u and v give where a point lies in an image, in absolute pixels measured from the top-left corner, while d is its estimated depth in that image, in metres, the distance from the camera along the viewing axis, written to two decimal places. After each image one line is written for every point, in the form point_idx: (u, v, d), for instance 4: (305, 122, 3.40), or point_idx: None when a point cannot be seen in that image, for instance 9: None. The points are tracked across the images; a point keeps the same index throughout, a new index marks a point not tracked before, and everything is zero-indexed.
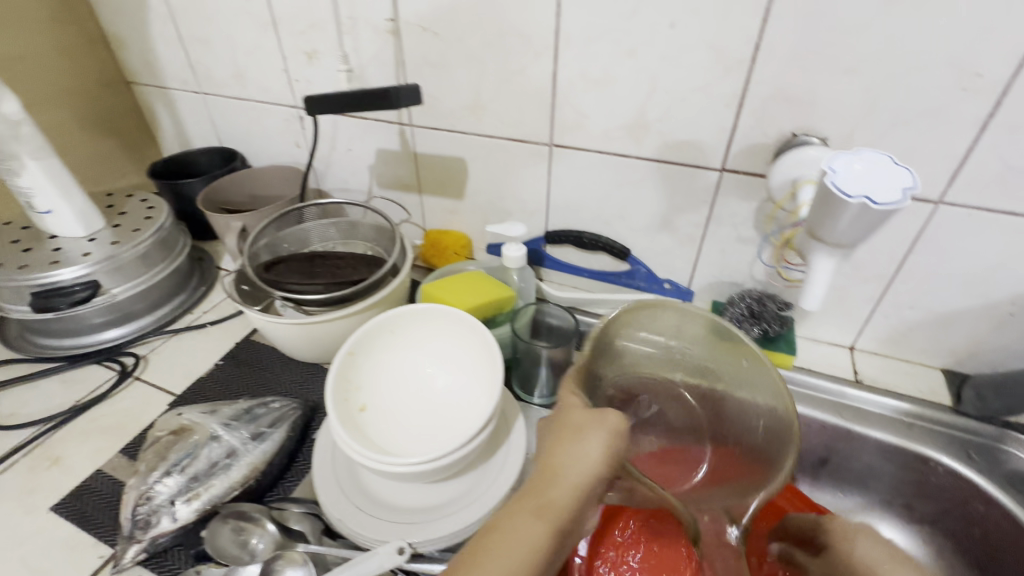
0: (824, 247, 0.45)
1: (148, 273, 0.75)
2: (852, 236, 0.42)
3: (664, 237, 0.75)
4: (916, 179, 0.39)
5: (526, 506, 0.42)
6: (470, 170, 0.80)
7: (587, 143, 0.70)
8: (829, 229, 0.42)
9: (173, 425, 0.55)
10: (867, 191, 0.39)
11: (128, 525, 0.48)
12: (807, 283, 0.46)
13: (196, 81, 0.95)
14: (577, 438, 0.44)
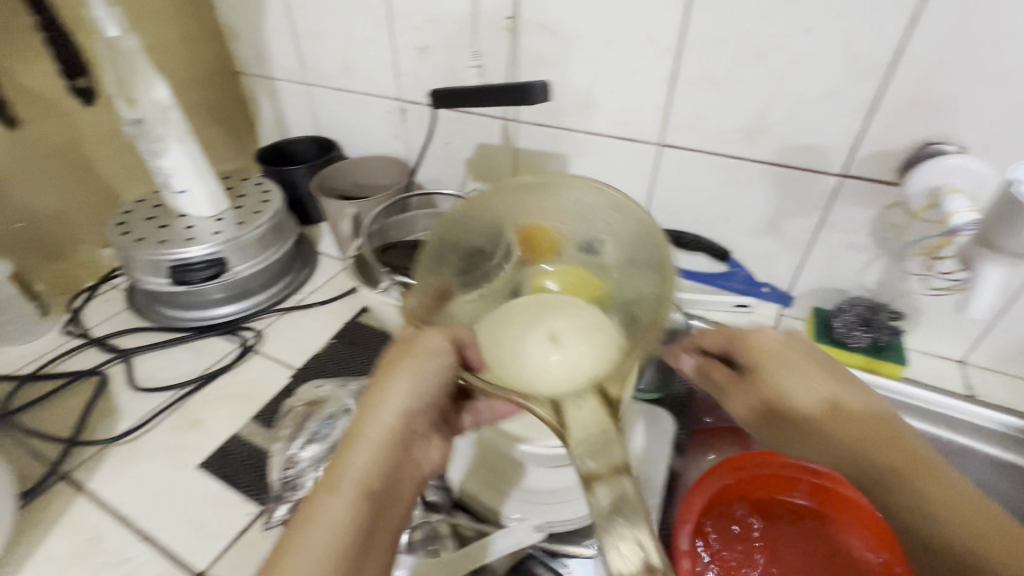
0: (996, 257, 0.51)
1: (265, 253, 0.79)
2: None
3: (769, 241, 0.74)
4: None
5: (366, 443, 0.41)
6: (571, 166, 0.82)
7: (698, 143, 0.71)
8: (1008, 240, 0.49)
9: (309, 397, 0.60)
10: None
11: (277, 486, 0.52)
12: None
13: (303, 72, 0.98)
14: (393, 380, 0.43)
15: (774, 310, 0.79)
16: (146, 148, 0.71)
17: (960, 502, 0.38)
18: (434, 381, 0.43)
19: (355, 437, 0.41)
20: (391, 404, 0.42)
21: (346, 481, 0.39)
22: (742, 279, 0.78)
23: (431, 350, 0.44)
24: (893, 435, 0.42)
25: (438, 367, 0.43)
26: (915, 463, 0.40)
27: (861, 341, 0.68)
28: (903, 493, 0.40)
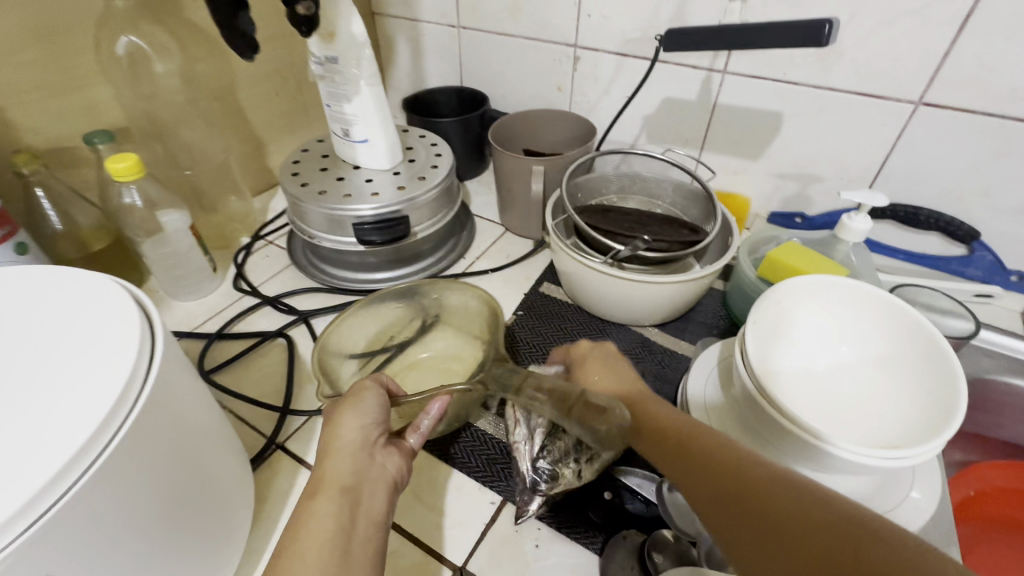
0: None
1: (441, 214, 0.72)
2: None
3: None
4: None
5: (324, 457, 0.41)
6: (785, 126, 0.71)
7: (975, 103, 0.59)
8: None
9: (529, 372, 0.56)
10: None
11: (529, 478, 0.47)
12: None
13: (456, 13, 0.89)
14: (345, 409, 0.43)
15: (1020, 303, 0.68)
16: (333, 91, 0.64)
17: (808, 505, 0.31)
18: (378, 414, 0.44)
19: (325, 453, 0.41)
20: (352, 428, 0.42)
21: (315, 489, 0.39)
22: (986, 265, 0.67)
23: (367, 383, 0.46)
24: (732, 455, 0.35)
25: (375, 395, 0.44)
26: (774, 512, 0.31)
27: None
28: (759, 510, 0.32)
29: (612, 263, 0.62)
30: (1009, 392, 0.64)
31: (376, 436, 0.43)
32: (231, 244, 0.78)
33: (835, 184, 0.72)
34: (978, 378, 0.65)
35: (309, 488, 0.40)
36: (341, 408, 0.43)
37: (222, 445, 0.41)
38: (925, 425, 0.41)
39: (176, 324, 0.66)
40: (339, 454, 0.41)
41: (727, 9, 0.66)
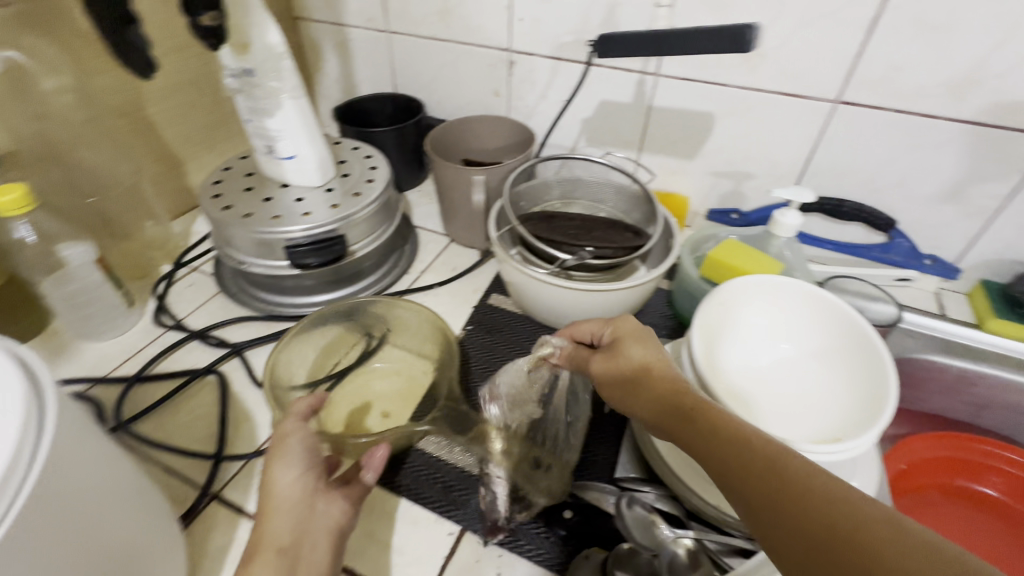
0: None
1: (380, 230, 0.69)
2: None
3: (946, 209, 0.67)
4: None
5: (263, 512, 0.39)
6: (716, 127, 0.73)
7: (886, 100, 0.63)
8: None
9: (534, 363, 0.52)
10: None
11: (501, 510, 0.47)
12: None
13: (385, 18, 0.85)
14: (275, 459, 0.41)
15: (934, 284, 0.73)
16: (252, 105, 0.60)
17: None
18: (306, 459, 0.41)
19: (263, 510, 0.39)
20: (290, 487, 0.40)
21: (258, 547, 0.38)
22: (903, 251, 0.72)
23: (292, 427, 0.42)
24: (832, 489, 0.29)
25: (302, 444, 0.41)
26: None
27: None
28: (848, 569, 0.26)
29: (558, 272, 0.61)
30: (931, 368, 0.69)
31: (313, 484, 0.41)
32: (149, 274, 0.72)
33: (766, 181, 0.75)
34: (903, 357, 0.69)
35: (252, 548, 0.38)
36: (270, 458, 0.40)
37: (141, 513, 0.37)
38: (862, 417, 0.43)
39: (87, 369, 0.59)
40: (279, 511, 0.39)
41: (656, 13, 0.67)
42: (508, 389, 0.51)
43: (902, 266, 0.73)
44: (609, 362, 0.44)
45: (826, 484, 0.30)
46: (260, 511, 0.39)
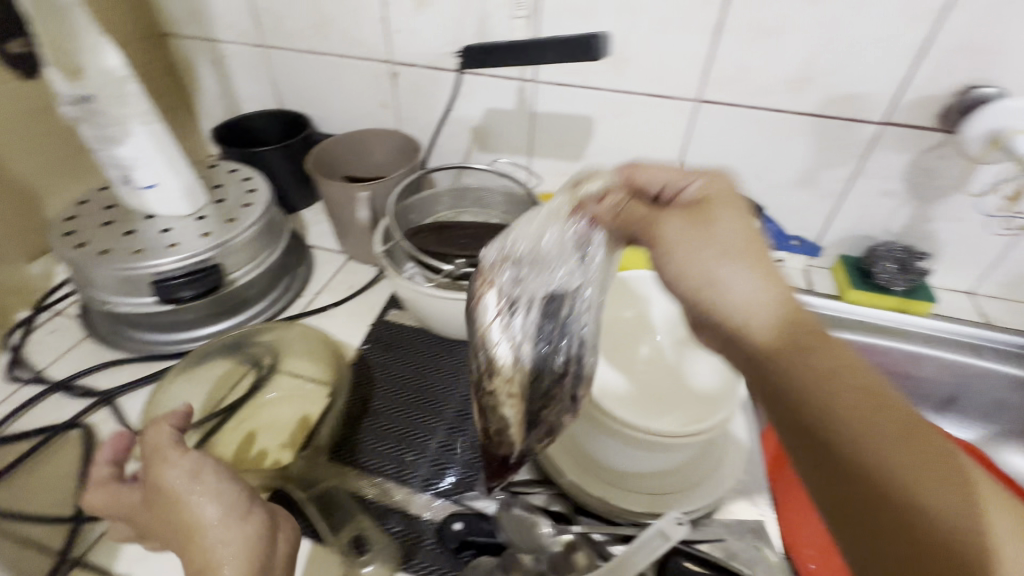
0: None
1: (262, 255, 0.66)
2: None
3: (803, 194, 0.74)
4: None
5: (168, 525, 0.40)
6: (597, 129, 0.76)
7: (740, 98, 0.68)
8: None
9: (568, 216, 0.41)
10: None
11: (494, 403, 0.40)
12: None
13: (259, 32, 0.82)
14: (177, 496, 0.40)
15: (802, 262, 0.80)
16: (97, 134, 0.55)
17: None
18: (214, 473, 0.41)
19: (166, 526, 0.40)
20: (184, 487, 0.40)
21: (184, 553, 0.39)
22: (773, 234, 0.78)
23: (166, 445, 0.42)
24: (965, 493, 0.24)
25: (195, 454, 0.42)
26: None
27: (895, 283, 0.71)
28: (920, 515, 0.24)
29: (447, 283, 0.61)
30: None
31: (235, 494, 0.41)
32: (1, 322, 0.65)
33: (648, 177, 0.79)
34: None
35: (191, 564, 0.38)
36: (155, 476, 0.41)
37: None
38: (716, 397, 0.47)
39: None
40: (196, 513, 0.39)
41: (525, 22, 0.69)
42: (524, 245, 0.41)
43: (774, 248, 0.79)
44: (700, 235, 0.37)
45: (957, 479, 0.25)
46: (172, 527, 0.39)
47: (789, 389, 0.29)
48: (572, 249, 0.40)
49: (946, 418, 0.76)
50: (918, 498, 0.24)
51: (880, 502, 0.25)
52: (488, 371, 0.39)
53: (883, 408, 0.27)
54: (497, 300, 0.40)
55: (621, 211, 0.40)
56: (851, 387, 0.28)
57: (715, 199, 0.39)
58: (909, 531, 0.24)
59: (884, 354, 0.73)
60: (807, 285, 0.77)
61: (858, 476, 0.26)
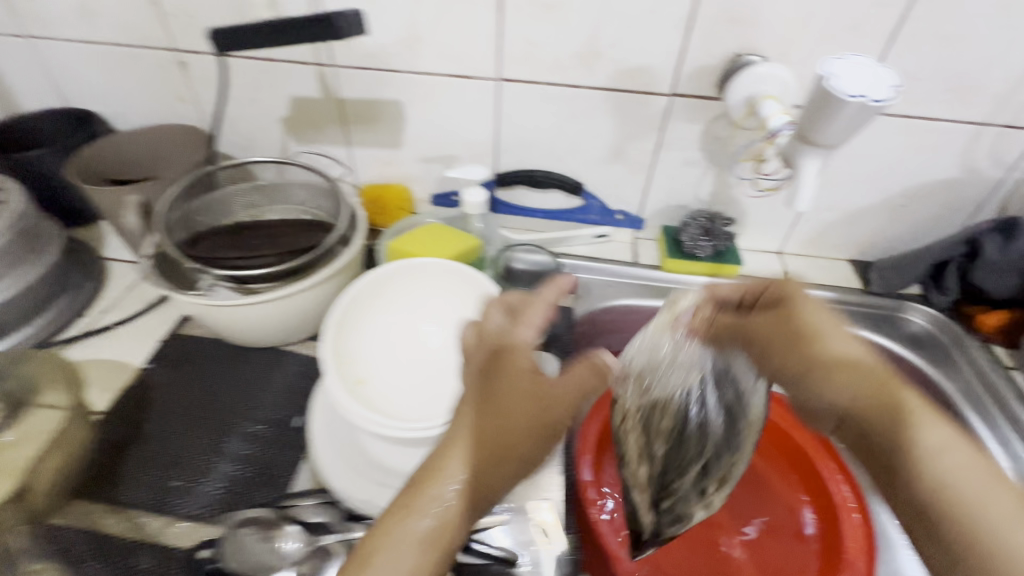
0: (812, 150, 0.44)
1: (17, 274, 0.57)
2: (840, 137, 0.42)
3: (616, 168, 0.75)
4: (895, 79, 0.39)
5: (523, 438, 0.39)
6: (408, 113, 0.73)
7: (537, 75, 0.67)
8: (821, 131, 0.42)
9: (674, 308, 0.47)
10: (864, 91, 0.38)
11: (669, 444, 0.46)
12: (796, 192, 0.46)
13: (18, 21, 0.72)
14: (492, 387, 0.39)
15: (629, 236, 0.82)
16: None
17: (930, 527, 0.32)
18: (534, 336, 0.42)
19: (513, 406, 0.38)
20: (516, 424, 0.38)
21: (408, 501, 0.37)
22: (598, 210, 0.79)
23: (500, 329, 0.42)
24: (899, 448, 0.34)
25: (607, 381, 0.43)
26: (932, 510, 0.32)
27: (703, 250, 0.74)
28: (892, 452, 0.34)
29: (227, 287, 0.56)
30: (629, 310, 0.76)
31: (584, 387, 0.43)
32: None
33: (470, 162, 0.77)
34: (606, 305, 0.76)
35: (427, 465, 0.38)
36: (494, 372, 0.40)
37: None
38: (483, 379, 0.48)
39: None
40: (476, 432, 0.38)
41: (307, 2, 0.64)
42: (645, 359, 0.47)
43: (601, 224, 0.80)
44: (775, 324, 0.42)
45: (883, 440, 0.35)
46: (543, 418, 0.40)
47: (807, 389, 0.39)
48: (703, 356, 0.45)
49: None
50: (897, 431, 0.35)
51: (884, 452, 0.35)
52: (629, 468, 0.51)
53: (882, 388, 0.36)
54: (648, 362, 0.47)
55: (714, 323, 0.45)
56: (865, 370, 0.37)
57: (792, 295, 0.42)
58: (872, 456, 0.36)
59: None
60: (632, 258, 0.79)
61: (886, 439, 0.35)
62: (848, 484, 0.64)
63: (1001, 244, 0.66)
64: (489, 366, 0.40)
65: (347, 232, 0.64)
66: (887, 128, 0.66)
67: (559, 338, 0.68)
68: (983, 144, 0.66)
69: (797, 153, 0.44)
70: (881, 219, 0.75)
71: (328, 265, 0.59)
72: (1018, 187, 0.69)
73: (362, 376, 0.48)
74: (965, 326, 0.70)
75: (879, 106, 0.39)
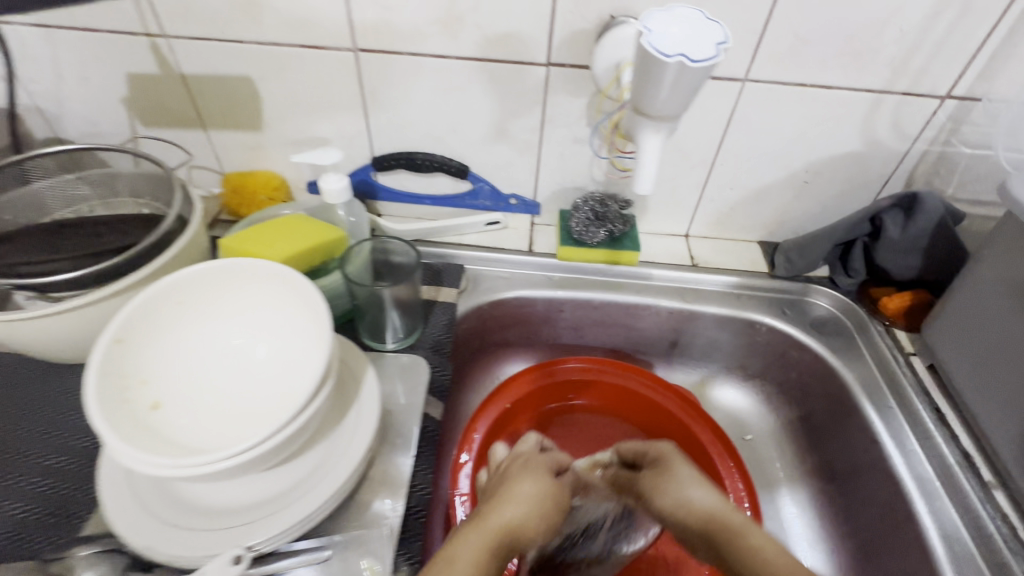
0: (649, 122, 0.39)
1: None
2: (674, 106, 0.36)
3: (501, 148, 0.68)
4: (727, 33, 0.34)
5: (527, 528, 0.40)
6: (262, 91, 0.65)
7: (397, 44, 0.59)
8: (650, 102, 0.36)
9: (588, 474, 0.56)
10: (685, 48, 0.32)
11: None
12: (637, 169, 0.41)
13: None
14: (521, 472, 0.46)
15: (526, 222, 0.76)
16: None
17: None
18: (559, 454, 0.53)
19: (513, 493, 0.42)
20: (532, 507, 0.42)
21: (473, 533, 0.37)
22: (488, 195, 0.73)
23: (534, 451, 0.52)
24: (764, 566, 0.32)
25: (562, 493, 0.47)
26: None
27: (597, 236, 0.69)
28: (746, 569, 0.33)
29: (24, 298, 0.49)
30: (522, 304, 0.71)
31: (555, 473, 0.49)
32: None
33: (341, 144, 0.69)
34: (494, 301, 0.69)
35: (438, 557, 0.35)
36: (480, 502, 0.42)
37: None
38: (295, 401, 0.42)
39: None
40: (498, 509, 0.40)
41: None
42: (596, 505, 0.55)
43: (492, 209, 0.74)
44: (657, 472, 0.45)
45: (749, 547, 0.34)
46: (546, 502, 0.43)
47: (669, 516, 0.41)
48: (606, 500, 0.54)
49: (674, 362, 0.75)
50: (739, 544, 0.34)
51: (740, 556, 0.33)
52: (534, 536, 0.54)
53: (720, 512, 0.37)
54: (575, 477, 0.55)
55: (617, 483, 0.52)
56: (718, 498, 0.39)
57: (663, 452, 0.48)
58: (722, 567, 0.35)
59: (601, 309, 0.71)
60: (527, 247, 0.73)
61: (737, 558, 0.34)
62: (743, 480, 0.61)
63: (902, 221, 0.62)
64: (521, 466, 0.48)
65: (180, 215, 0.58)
66: (783, 98, 0.60)
67: (434, 338, 0.62)
68: (884, 113, 0.61)
69: (635, 124, 0.39)
70: (787, 197, 0.70)
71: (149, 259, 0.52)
72: (923, 158, 0.64)
73: (159, 399, 0.41)
74: (868, 308, 0.66)
75: (708, 71, 0.34)
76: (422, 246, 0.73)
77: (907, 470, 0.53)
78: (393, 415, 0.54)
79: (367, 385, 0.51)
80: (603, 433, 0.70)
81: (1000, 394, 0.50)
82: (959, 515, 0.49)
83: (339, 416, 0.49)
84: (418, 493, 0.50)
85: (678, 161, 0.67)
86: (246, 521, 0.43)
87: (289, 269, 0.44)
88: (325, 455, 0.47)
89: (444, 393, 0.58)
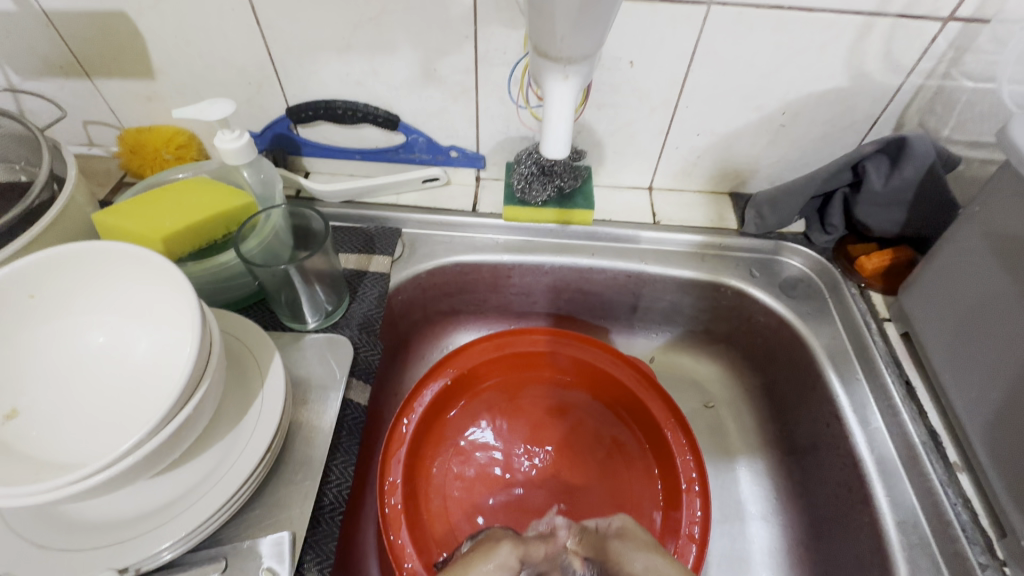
0: (554, 66, 0.35)
1: None
2: (576, 44, 0.33)
3: (433, 93, 0.59)
4: None
5: None
6: (145, 31, 0.55)
7: None
8: (551, 37, 0.32)
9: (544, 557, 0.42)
10: None
11: None
12: (548, 124, 0.38)
13: None
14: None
15: (471, 177, 0.67)
16: None
17: None
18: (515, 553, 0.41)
19: None
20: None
21: None
22: (424, 148, 0.65)
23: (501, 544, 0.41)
24: None
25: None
26: None
27: (543, 196, 0.61)
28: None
29: None
30: (465, 270, 0.64)
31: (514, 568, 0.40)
32: None
33: (250, 93, 0.60)
34: (433, 268, 0.63)
35: None
36: None
37: None
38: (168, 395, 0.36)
39: None
40: None
41: None
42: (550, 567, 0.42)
43: (430, 164, 0.66)
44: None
45: None
46: None
47: None
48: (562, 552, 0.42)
49: (635, 328, 0.69)
50: None
51: None
52: None
53: None
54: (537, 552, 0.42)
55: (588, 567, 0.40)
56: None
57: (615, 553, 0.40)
58: None
59: (553, 274, 0.65)
60: (471, 207, 0.65)
61: None
62: (694, 458, 0.57)
63: (886, 171, 0.55)
64: (486, 548, 0.41)
65: (55, 175, 0.50)
66: (755, 26, 0.51)
67: (363, 314, 0.56)
68: (874, 41, 0.51)
69: (541, 71, 0.36)
70: (761, 142, 0.61)
71: (18, 234, 0.46)
72: (916, 95, 0.56)
73: (17, 407, 0.36)
74: (843, 268, 0.60)
75: (611, 10, 0.31)
76: (353, 208, 0.65)
77: (868, 449, 0.49)
78: (310, 404, 0.49)
79: (275, 369, 0.46)
80: (555, 404, 0.66)
81: (977, 370, 0.45)
82: (918, 498, 0.45)
83: (242, 408, 0.43)
84: (331, 488, 0.45)
85: (636, 105, 0.59)
86: (129, 536, 0.37)
87: (154, 250, 0.38)
88: (226, 450, 0.41)
89: (369, 375, 0.53)
